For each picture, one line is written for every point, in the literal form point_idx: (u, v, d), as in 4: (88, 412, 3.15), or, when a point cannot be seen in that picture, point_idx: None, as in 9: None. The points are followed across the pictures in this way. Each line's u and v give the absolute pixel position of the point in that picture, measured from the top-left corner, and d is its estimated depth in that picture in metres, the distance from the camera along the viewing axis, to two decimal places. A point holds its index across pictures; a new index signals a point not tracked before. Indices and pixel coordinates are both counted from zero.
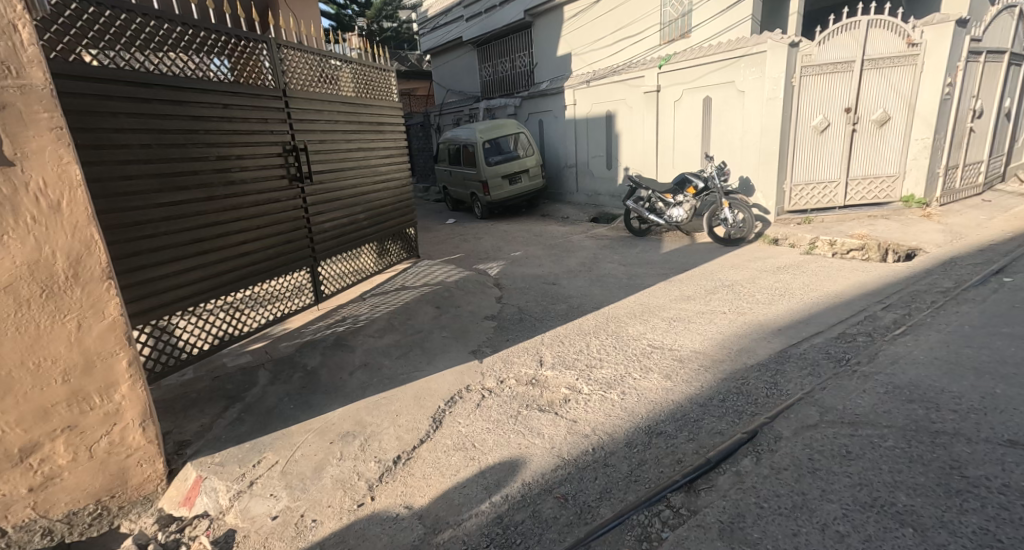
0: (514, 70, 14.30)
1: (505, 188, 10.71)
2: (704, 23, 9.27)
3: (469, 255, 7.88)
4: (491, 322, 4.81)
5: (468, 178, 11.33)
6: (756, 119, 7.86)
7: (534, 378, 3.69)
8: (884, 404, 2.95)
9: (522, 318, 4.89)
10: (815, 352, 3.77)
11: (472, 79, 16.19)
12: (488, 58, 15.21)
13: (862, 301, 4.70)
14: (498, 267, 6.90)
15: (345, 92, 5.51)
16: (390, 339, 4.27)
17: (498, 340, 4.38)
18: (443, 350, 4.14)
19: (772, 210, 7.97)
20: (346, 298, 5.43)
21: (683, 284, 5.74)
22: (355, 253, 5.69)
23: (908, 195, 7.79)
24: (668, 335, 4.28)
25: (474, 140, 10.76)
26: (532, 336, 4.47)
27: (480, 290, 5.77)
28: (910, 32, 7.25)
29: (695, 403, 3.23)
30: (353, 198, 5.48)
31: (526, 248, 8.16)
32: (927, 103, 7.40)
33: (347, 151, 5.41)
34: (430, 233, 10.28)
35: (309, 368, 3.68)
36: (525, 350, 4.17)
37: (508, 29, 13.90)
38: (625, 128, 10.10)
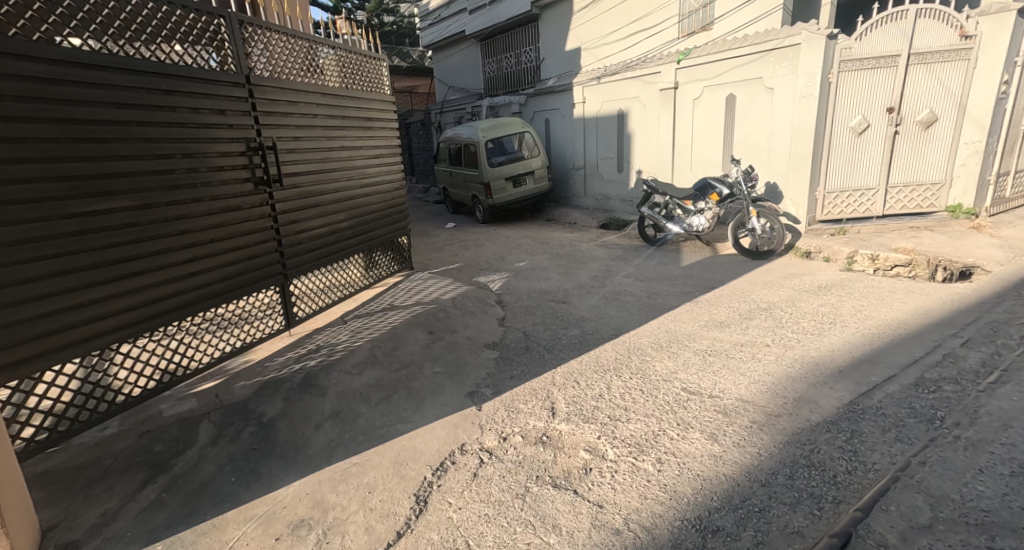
0: (519, 66, 13.57)
1: (508, 190, 9.99)
2: (727, 14, 8.55)
3: (469, 265, 7.14)
4: (491, 352, 4.06)
5: (469, 180, 10.61)
6: (787, 119, 7.12)
7: (545, 434, 2.94)
8: (1019, 498, 2.27)
9: (527, 347, 4.14)
10: (894, 405, 3.01)
11: (476, 74, 15.43)
12: (492, 52, 14.46)
13: (931, 335, 3.94)
14: (500, 281, 6.16)
15: (328, 81, 4.75)
16: (370, 378, 3.53)
17: (500, 377, 3.63)
18: (433, 393, 3.39)
19: (802, 220, 7.25)
20: (324, 321, 4.71)
21: (712, 307, 4.99)
22: (337, 268, 4.96)
23: (955, 205, 7.04)
24: (704, 376, 3.54)
25: (477, 139, 10.04)
26: (540, 371, 3.70)
27: (480, 310, 5.03)
28: (963, 23, 6.52)
29: (755, 480, 2.50)
30: (336, 205, 4.76)
31: (531, 257, 7.41)
32: (979, 102, 6.64)
33: (329, 151, 4.68)
34: (428, 239, 9.55)
35: (265, 421, 2.98)
36: (533, 392, 3.42)
37: (513, 22, 13.17)
38: (639, 128, 9.36)
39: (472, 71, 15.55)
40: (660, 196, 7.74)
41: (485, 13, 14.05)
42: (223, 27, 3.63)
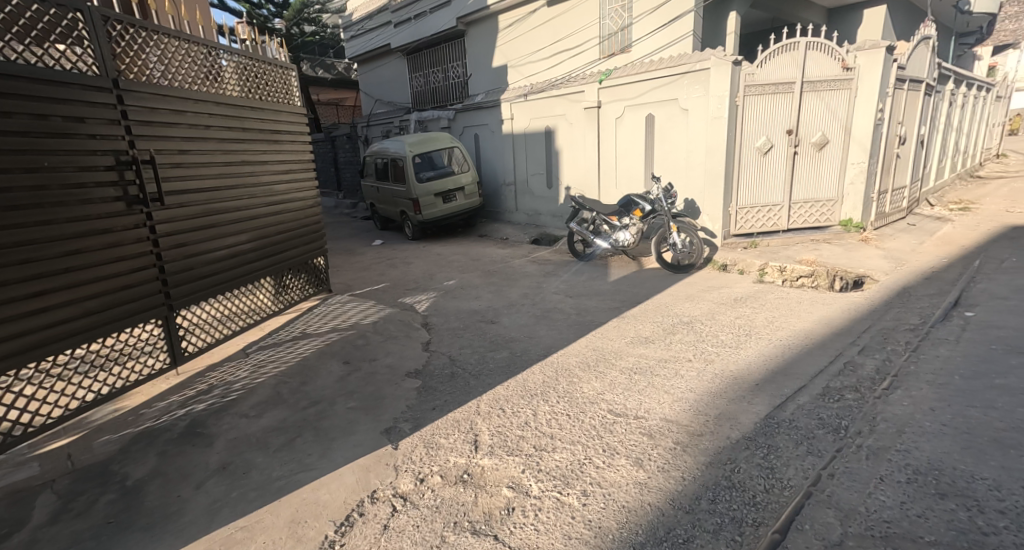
0: (446, 81, 13.49)
1: (438, 206, 9.79)
2: (645, 38, 9.06)
3: (394, 285, 6.85)
4: (414, 381, 3.83)
5: (397, 196, 10.32)
6: (701, 139, 7.43)
7: (466, 472, 2.76)
8: (915, 505, 2.36)
9: (453, 374, 3.94)
10: (805, 417, 3.09)
11: (402, 87, 15.08)
12: (419, 67, 14.25)
13: (833, 345, 4.15)
14: (426, 301, 5.93)
15: (227, 90, 4.39)
16: (270, 421, 3.28)
17: (421, 409, 3.42)
18: (343, 432, 3.15)
19: (718, 235, 7.55)
20: (223, 356, 4.31)
21: (637, 323, 5.01)
22: (240, 295, 4.56)
23: (846, 219, 7.62)
24: (630, 397, 3.49)
25: (403, 154, 9.79)
26: (464, 400, 3.52)
27: (404, 334, 4.78)
28: (844, 56, 7.13)
29: (680, 508, 2.45)
30: (235, 225, 4.38)
31: (461, 275, 7.22)
32: (861, 128, 7.29)
33: (226, 166, 4.30)
34: (353, 256, 9.15)
35: (129, 485, 2.73)
36: (455, 423, 3.23)
37: (439, 38, 13.09)
38: (565, 145, 9.47)
39: (399, 86, 15.22)
40: (587, 212, 7.88)
41: (410, 27, 13.75)
42: (81, 23, 3.22)
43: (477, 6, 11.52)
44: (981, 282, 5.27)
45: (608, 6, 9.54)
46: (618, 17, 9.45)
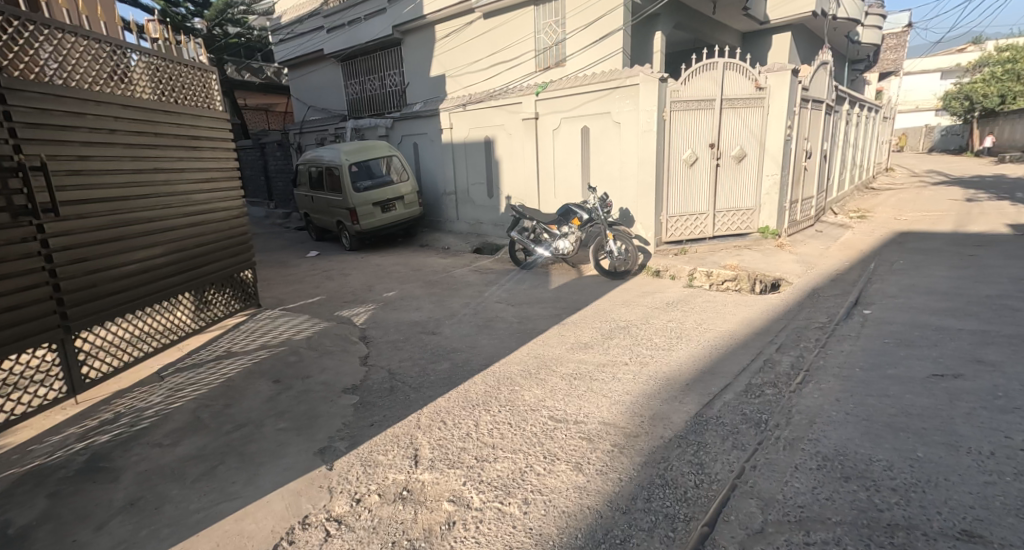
0: (383, 89, 13.39)
1: (376, 216, 9.62)
2: (578, 53, 9.47)
3: (331, 297, 6.73)
4: (350, 397, 3.79)
5: (333, 205, 10.09)
6: (633, 151, 7.79)
7: (405, 488, 2.79)
8: (823, 489, 2.48)
9: (392, 388, 3.94)
10: (730, 413, 3.31)
11: (338, 94, 14.78)
12: (355, 74, 14.05)
13: (754, 344, 4.49)
14: (365, 314, 5.86)
15: (138, 92, 4.22)
16: (188, 449, 3.18)
17: (358, 426, 3.40)
18: (272, 455, 3.10)
19: (651, 242, 7.90)
20: (135, 379, 4.11)
21: (576, 329, 5.19)
22: (152, 312, 4.38)
23: (764, 227, 8.21)
24: (571, 402, 3.62)
25: (339, 163, 9.61)
26: (403, 414, 3.53)
27: (340, 349, 4.72)
28: (756, 77, 7.73)
29: (617, 510, 2.54)
30: (146, 237, 4.20)
31: (402, 286, 7.19)
32: (773, 143, 7.93)
33: (134, 174, 4.13)
34: (287, 268, 8.89)
35: (12, 533, 2.56)
36: (394, 439, 3.25)
37: (375, 45, 12.97)
38: (505, 155, 9.62)
39: (335, 92, 14.90)
40: (528, 220, 8.02)
41: (345, 33, 13.52)
42: None
43: (413, 15, 11.54)
44: (877, 283, 5.85)
45: (542, 21, 9.89)
46: (552, 32, 9.81)
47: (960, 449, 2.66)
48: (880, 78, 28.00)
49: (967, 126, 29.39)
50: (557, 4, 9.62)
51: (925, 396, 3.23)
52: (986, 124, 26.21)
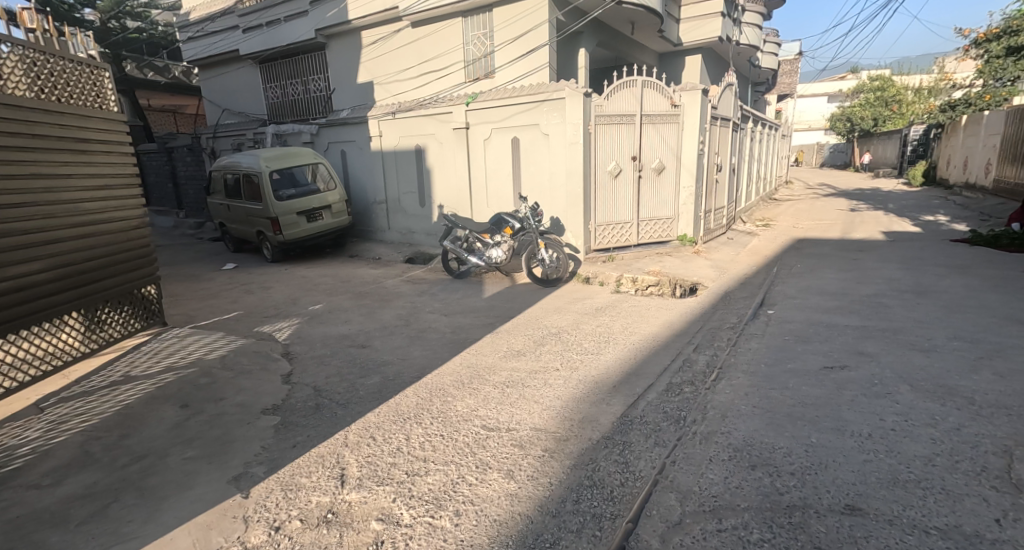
0: (306, 94, 12.95)
1: (301, 226, 9.30)
2: (507, 66, 9.69)
3: (251, 312, 6.45)
4: (270, 418, 3.67)
5: (252, 215, 9.63)
6: (561, 162, 8.05)
7: (330, 511, 2.74)
8: (734, 478, 2.68)
9: (317, 405, 3.86)
10: (653, 413, 3.50)
11: (257, 97, 13.99)
12: (276, 77, 13.40)
13: (674, 345, 4.78)
14: (289, 329, 5.67)
15: (8, 88, 3.93)
16: (73, 488, 2.98)
17: (278, 448, 3.31)
18: (178, 487, 2.95)
19: (581, 249, 8.17)
20: (10, 411, 3.80)
21: (509, 337, 5.29)
22: (27, 335, 4.08)
23: (682, 235, 8.75)
24: (503, 410, 3.68)
25: (259, 170, 9.19)
26: (329, 433, 3.47)
27: (260, 367, 4.55)
28: (672, 95, 8.26)
29: (547, 514, 2.60)
30: (17, 251, 3.91)
31: (329, 298, 7.02)
32: (688, 157, 8.49)
33: (2, 179, 3.84)
34: (199, 283, 8.40)
35: None
36: (319, 459, 3.19)
37: (295, 49, 12.46)
38: (436, 164, 9.61)
39: (252, 95, 14.09)
40: (461, 229, 8.07)
41: (262, 34, 12.76)
42: None
43: (338, 19, 11.25)
44: (780, 285, 6.39)
45: (471, 32, 10.05)
46: (480, 44, 9.98)
47: (845, 433, 2.99)
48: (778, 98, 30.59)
49: (850, 144, 32.76)
50: (485, 17, 9.83)
51: (818, 387, 3.60)
52: (865, 143, 29.38)
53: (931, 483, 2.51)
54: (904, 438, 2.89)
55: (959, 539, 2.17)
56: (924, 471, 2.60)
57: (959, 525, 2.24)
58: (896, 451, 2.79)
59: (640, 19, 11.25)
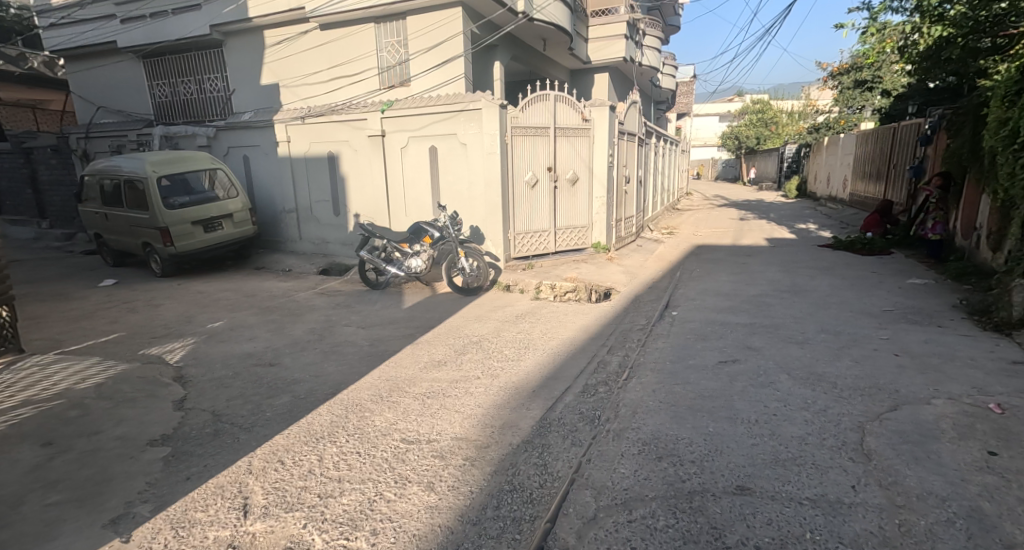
0: (199, 93, 11.92)
1: (197, 237, 8.70)
2: (422, 75, 9.70)
3: (136, 333, 5.91)
4: (157, 450, 3.35)
5: (136, 224, 8.80)
6: (479, 171, 8.16)
7: (231, 545, 2.51)
8: (644, 471, 2.87)
9: (215, 431, 3.57)
10: (570, 414, 3.66)
11: (137, 96, 12.60)
12: (161, 74, 12.18)
13: (589, 348, 5.01)
14: (182, 351, 5.26)
15: None
16: None
17: (167, 483, 3.01)
18: (39, 537, 2.60)
19: (501, 258, 8.29)
20: None
21: (430, 347, 5.29)
22: None
23: (596, 242, 9.17)
24: (423, 422, 3.62)
25: (145, 175, 8.45)
26: (230, 461, 3.19)
27: (146, 395, 4.19)
28: (583, 110, 8.67)
29: (467, 522, 2.58)
30: None
31: (230, 315, 6.61)
32: (599, 168, 8.94)
33: None
34: (69, 303, 7.57)
35: None
36: (217, 491, 2.91)
37: (187, 44, 11.53)
38: (351, 171, 9.37)
39: (129, 92, 12.66)
40: (378, 239, 7.96)
41: (144, 26, 11.60)
42: None
43: (236, 16, 10.62)
44: (682, 289, 6.85)
45: (384, 39, 9.97)
46: (394, 52, 9.92)
47: (736, 421, 3.30)
48: (677, 116, 32.89)
49: (738, 159, 35.90)
50: (399, 25, 9.78)
51: (714, 380, 3.94)
52: (751, 158, 32.36)
53: (804, 459, 2.84)
54: (783, 421, 3.24)
55: (826, 506, 2.47)
56: (799, 449, 2.94)
57: (826, 494, 2.55)
58: (776, 433, 3.13)
59: (551, 36, 11.74)
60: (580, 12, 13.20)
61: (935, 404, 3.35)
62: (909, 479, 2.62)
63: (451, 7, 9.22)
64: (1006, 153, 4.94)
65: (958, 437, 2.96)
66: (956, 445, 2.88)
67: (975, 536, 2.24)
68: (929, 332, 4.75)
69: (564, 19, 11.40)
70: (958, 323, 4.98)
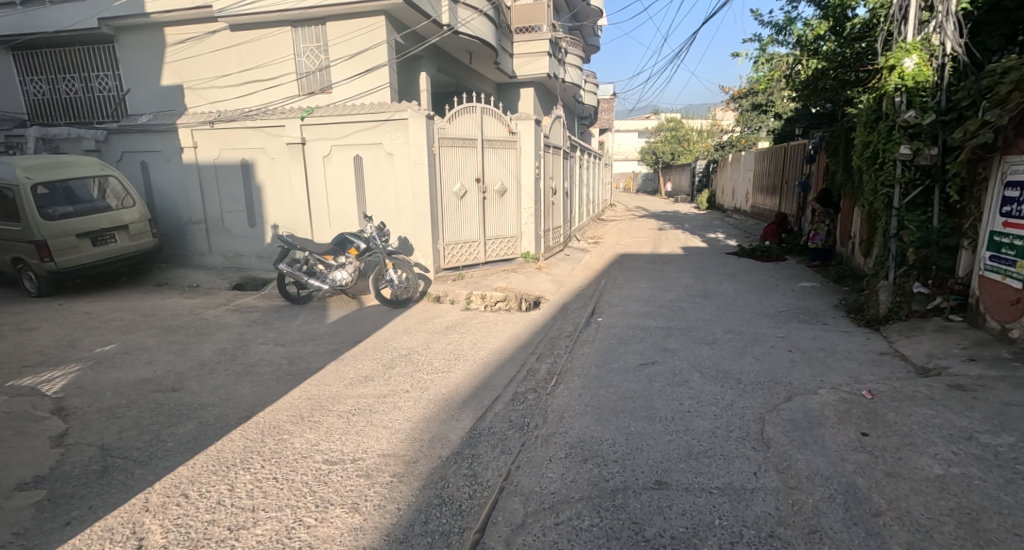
0: (87, 92, 10.85)
1: (83, 250, 7.90)
2: (344, 82, 9.51)
3: (5, 363, 5.26)
4: (30, 494, 2.96)
5: (7, 238, 7.89)
6: (406, 181, 8.09)
7: None
8: (570, 474, 2.96)
9: (104, 468, 3.23)
10: (500, 423, 3.69)
11: (7, 93, 11.08)
12: (37, 69, 10.84)
13: (519, 356, 5.09)
14: (64, 380, 4.76)
15: None
16: None
17: (42, 531, 2.66)
18: None
19: (431, 268, 8.25)
20: None
21: (356, 362, 5.16)
22: None
23: (525, 252, 9.36)
24: (348, 440, 3.52)
25: (16, 182, 7.64)
26: (121, 499, 2.91)
27: (17, 431, 3.71)
28: (509, 122, 8.87)
29: (394, 541, 2.52)
30: None
31: (125, 338, 6.09)
32: (527, 180, 9.15)
33: None
34: None
35: None
36: (107, 533, 2.64)
37: (74, 39, 10.55)
38: (267, 180, 8.99)
39: None
40: (299, 251, 7.68)
41: (15, 13, 10.45)
42: None
43: (132, 10, 9.88)
44: (606, 296, 7.10)
45: (303, 44, 9.71)
46: (315, 58, 9.69)
47: (654, 419, 3.48)
48: (598, 132, 34.11)
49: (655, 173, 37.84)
50: (318, 30, 9.57)
51: (634, 381, 4.14)
52: (667, 173, 34.15)
53: (713, 451, 3.05)
54: (694, 417, 3.47)
55: (732, 493, 2.66)
56: (709, 441, 3.15)
57: (732, 482, 2.75)
58: (689, 428, 3.33)
59: (476, 50, 11.94)
60: (504, 28, 13.48)
61: (820, 393, 3.70)
62: (799, 462, 2.88)
63: (374, 16, 9.16)
64: (869, 172, 5.59)
65: (838, 421, 3.29)
66: (837, 428, 3.20)
67: (853, 509, 2.49)
68: (815, 329, 5.24)
69: (488, 33, 11.63)
70: (840, 320, 5.54)
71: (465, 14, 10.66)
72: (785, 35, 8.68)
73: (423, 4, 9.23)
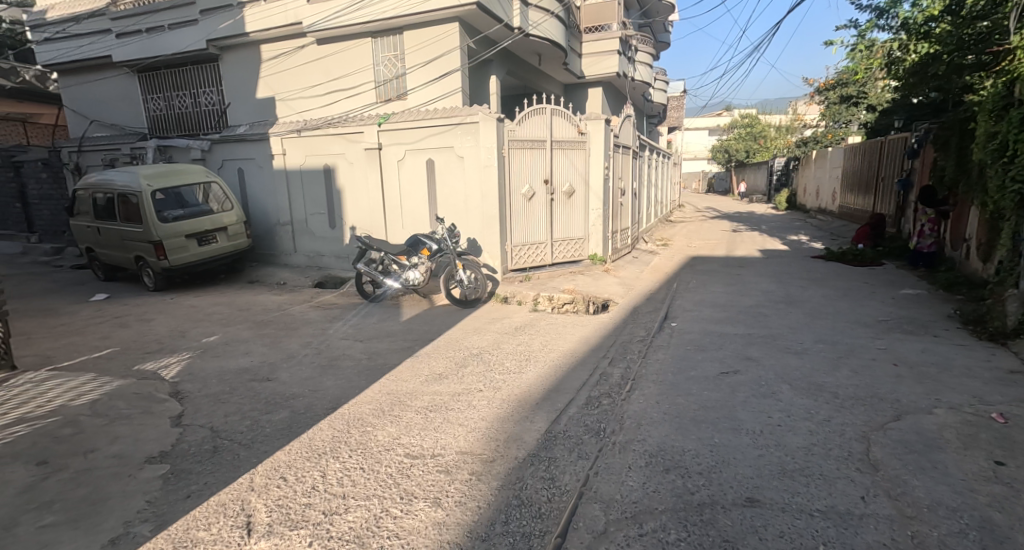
0: (195, 107, 11.85)
1: (189, 249, 8.62)
2: (419, 88, 9.79)
3: (128, 349, 5.82)
4: (156, 468, 3.25)
5: (129, 238, 8.74)
6: (475, 183, 8.20)
7: None
8: (651, 483, 2.87)
9: (214, 448, 3.50)
10: (575, 426, 3.65)
11: (132, 109, 12.33)
12: (156, 87, 12.01)
13: (590, 360, 5.01)
14: (177, 366, 5.20)
15: None
16: None
17: (166, 501, 2.91)
18: None
19: (499, 270, 8.30)
20: None
21: (430, 361, 5.28)
22: None
23: (592, 254, 9.25)
24: (426, 436, 3.60)
25: (137, 188, 8.44)
26: (229, 479, 3.12)
27: (143, 410, 4.09)
28: (578, 123, 8.79)
29: (476, 539, 2.54)
30: None
31: (224, 330, 6.57)
32: (595, 180, 9.04)
33: None
34: (59, 316, 7.41)
35: None
36: (219, 509, 2.85)
37: (184, 59, 11.52)
38: (346, 184, 9.42)
39: (121, 106, 12.42)
40: (375, 252, 7.96)
41: (139, 40, 11.50)
42: None
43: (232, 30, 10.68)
44: (678, 301, 6.86)
45: (381, 53, 10.09)
46: (391, 66, 10.04)
47: (740, 431, 3.32)
48: (666, 131, 33.19)
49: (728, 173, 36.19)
50: (395, 39, 9.92)
51: (715, 390, 3.96)
52: (740, 172, 32.57)
53: (810, 470, 2.85)
54: (786, 431, 3.27)
55: (836, 517, 2.48)
56: (805, 459, 2.96)
57: (835, 505, 2.56)
58: (780, 443, 3.15)
59: (546, 52, 11.98)
60: (572, 29, 13.39)
61: (936, 413, 3.38)
62: (916, 489, 2.64)
63: (450, 22, 9.35)
64: (994, 167, 5.02)
65: (963, 447, 2.98)
66: (962, 454, 2.91)
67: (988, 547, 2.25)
68: (923, 341, 4.79)
69: (557, 34, 11.63)
70: (952, 332, 5.04)
71: (535, 17, 10.74)
72: (888, 19, 8.05)
73: (496, 8, 9.36)
